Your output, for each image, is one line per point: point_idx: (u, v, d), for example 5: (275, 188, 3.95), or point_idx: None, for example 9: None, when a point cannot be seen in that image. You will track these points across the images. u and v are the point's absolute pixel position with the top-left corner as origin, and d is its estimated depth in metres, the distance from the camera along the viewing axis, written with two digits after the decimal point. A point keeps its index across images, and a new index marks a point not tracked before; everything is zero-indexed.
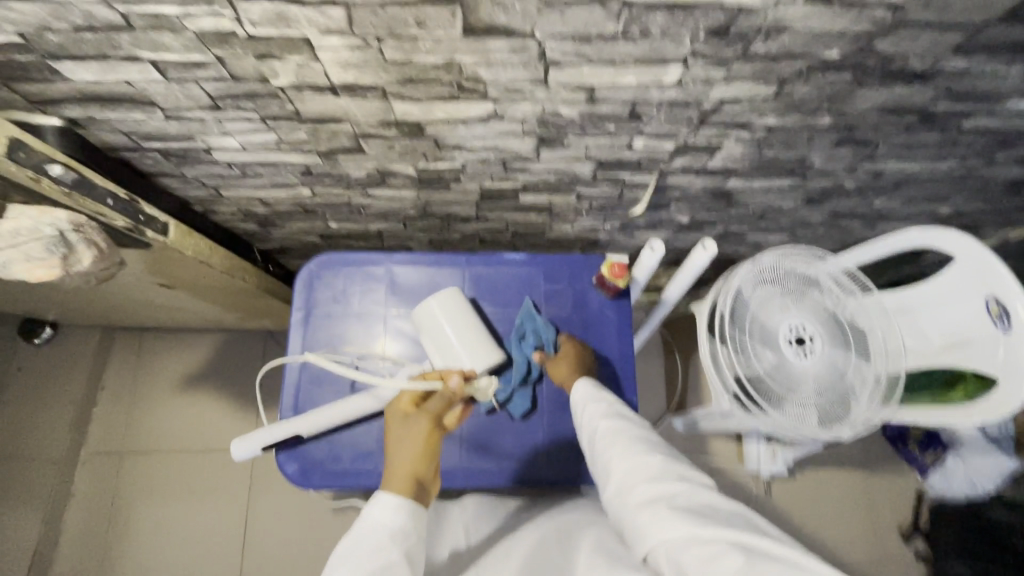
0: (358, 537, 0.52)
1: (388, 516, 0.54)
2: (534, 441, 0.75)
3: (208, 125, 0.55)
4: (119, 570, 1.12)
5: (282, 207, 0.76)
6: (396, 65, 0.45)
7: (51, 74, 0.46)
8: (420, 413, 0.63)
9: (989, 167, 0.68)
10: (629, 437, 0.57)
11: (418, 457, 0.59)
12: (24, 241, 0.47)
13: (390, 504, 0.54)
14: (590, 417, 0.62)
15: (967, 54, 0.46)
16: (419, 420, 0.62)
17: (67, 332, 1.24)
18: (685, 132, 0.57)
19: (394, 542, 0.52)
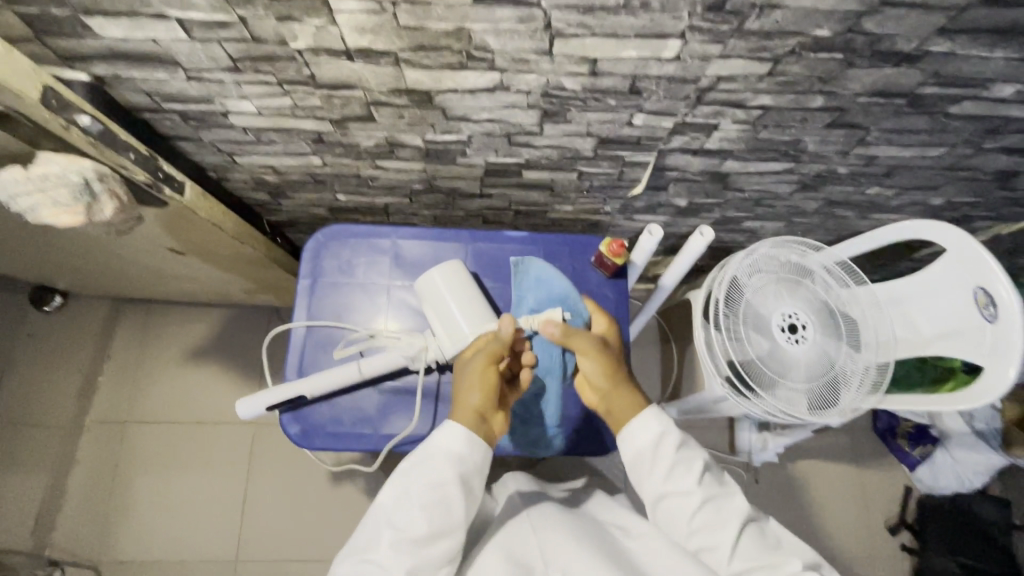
0: (421, 456, 0.60)
1: (449, 443, 0.60)
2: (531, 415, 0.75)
3: (227, 87, 0.57)
4: (122, 533, 1.15)
5: (293, 176, 0.78)
6: (409, 30, 0.48)
7: (83, 30, 0.48)
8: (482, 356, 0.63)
9: (977, 156, 0.71)
10: (710, 509, 0.59)
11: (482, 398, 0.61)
12: (51, 187, 0.50)
13: (450, 431, 0.60)
14: (680, 466, 0.60)
15: (951, 36, 0.48)
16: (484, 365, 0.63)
17: (75, 302, 1.26)
18: (683, 109, 0.59)
19: (450, 466, 0.59)
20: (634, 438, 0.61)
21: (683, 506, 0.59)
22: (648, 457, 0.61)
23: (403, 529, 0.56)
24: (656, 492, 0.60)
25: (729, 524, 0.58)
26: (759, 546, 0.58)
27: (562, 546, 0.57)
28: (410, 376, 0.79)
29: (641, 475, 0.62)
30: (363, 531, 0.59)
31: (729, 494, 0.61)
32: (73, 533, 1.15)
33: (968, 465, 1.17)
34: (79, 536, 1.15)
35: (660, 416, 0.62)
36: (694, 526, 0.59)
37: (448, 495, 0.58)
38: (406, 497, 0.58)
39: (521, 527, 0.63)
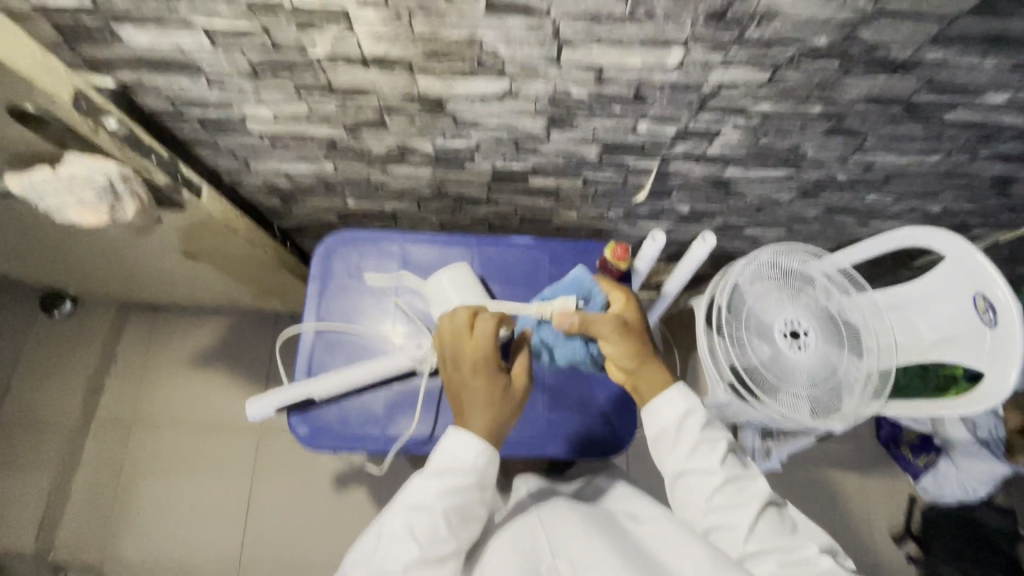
0: (445, 472, 0.58)
1: (475, 459, 0.59)
2: (537, 418, 0.75)
3: (246, 94, 0.59)
4: (126, 538, 1.15)
5: (305, 182, 0.80)
6: (424, 39, 0.50)
7: (112, 37, 0.50)
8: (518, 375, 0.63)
9: (973, 163, 0.72)
10: (730, 488, 0.60)
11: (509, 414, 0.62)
12: (78, 186, 0.53)
13: (478, 447, 0.59)
14: (704, 445, 0.62)
15: (944, 44, 0.50)
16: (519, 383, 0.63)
17: (85, 307, 1.27)
18: (686, 116, 0.61)
19: (475, 485, 0.59)
20: (659, 412, 0.63)
21: (703, 484, 0.60)
22: (671, 432, 0.62)
23: (429, 548, 0.55)
24: (677, 467, 0.62)
25: (748, 505, 0.59)
26: (776, 527, 0.58)
27: (575, 545, 0.57)
28: (417, 379, 0.80)
29: (663, 449, 0.63)
30: (379, 545, 0.56)
31: (751, 476, 0.62)
32: (77, 538, 1.14)
33: (971, 475, 1.15)
34: (83, 541, 1.14)
35: (687, 395, 0.64)
36: (711, 506, 0.60)
37: (470, 514, 0.58)
38: (430, 512, 0.56)
39: (528, 525, 0.62)
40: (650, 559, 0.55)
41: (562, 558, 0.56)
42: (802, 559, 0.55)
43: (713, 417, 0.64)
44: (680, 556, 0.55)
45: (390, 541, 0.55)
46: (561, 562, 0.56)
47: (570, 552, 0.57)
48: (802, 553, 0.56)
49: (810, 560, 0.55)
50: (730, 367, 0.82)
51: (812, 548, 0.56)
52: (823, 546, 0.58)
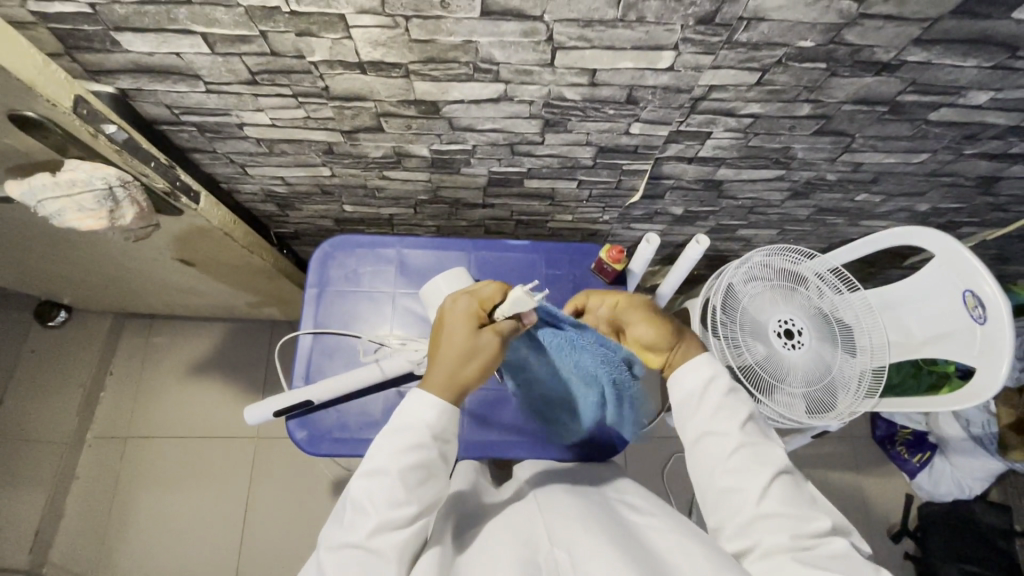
0: (397, 433, 0.56)
1: (428, 415, 0.57)
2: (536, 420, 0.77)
3: (244, 100, 0.60)
4: (120, 549, 1.14)
5: (302, 187, 0.81)
6: (420, 44, 0.51)
7: (111, 45, 0.51)
8: (489, 330, 0.58)
9: (959, 161, 0.74)
10: (747, 454, 0.60)
11: (477, 370, 0.57)
12: (77, 192, 0.55)
13: (428, 403, 0.57)
14: (725, 410, 0.62)
15: (927, 46, 0.52)
16: (486, 337, 0.58)
17: (80, 317, 1.26)
18: (678, 118, 0.62)
19: (431, 441, 0.57)
20: (684, 376, 0.65)
21: (721, 447, 0.61)
22: (695, 396, 0.64)
23: (390, 511, 0.54)
24: (699, 428, 0.63)
25: (762, 471, 0.59)
26: (790, 496, 0.58)
27: (574, 536, 0.56)
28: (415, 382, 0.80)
29: (686, 411, 0.64)
30: (347, 513, 0.55)
31: (770, 445, 0.62)
32: (72, 549, 1.13)
33: (967, 472, 1.16)
34: (78, 552, 1.13)
35: (715, 362, 0.65)
36: (727, 468, 0.60)
37: (430, 471, 0.56)
38: (388, 475, 0.55)
39: (530, 516, 0.62)
40: (636, 545, 0.55)
41: (562, 550, 0.55)
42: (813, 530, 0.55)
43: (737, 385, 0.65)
44: (671, 548, 0.54)
45: (356, 509, 0.55)
46: (561, 552, 0.55)
47: (570, 542, 0.56)
48: (814, 530, 0.56)
49: (819, 538, 0.55)
50: (725, 366, 0.83)
51: (824, 524, 0.56)
52: (834, 525, 0.58)
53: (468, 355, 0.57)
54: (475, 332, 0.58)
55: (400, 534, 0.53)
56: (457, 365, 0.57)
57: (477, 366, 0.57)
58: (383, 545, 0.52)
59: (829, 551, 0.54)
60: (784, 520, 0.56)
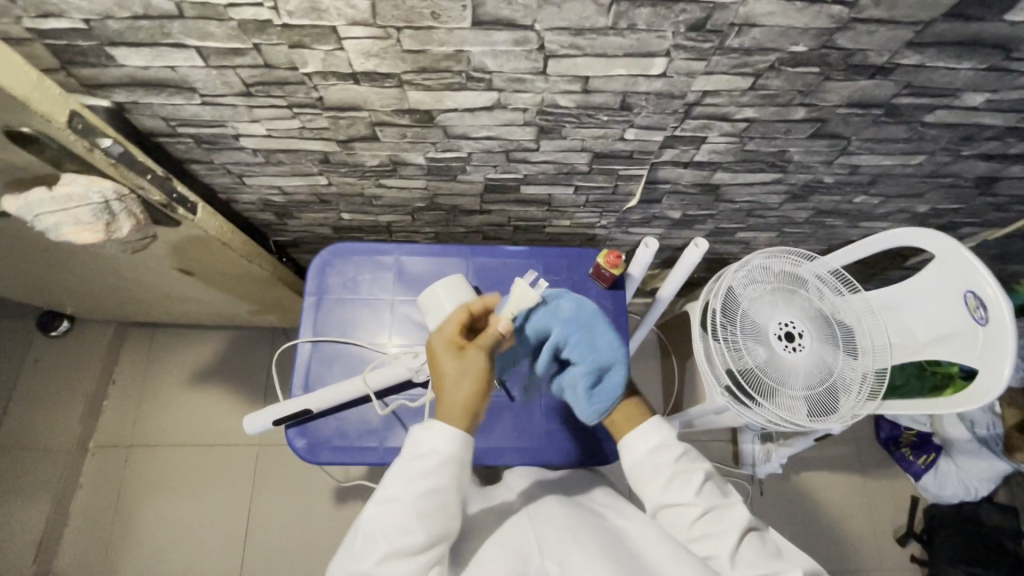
0: (413, 459, 0.57)
1: (445, 445, 0.57)
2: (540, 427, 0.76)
3: (239, 111, 0.60)
4: (122, 558, 1.14)
5: (300, 196, 0.81)
6: (412, 54, 0.51)
7: (106, 60, 0.52)
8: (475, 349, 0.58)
9: (957, 162, 0.74)
10: (712, 520, 0.60)
11: (478, 387, 0.57)
12: (73, 206, 0.55)
13: (447, 434, 0.56)
14: (680, 476, 0.61)
15: (920, 49, 0.52)
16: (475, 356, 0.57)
17: (82, 326, 1.26)
18: (672, 123, 0.62)
19: (447, 469, 0.56)
20: (633, 449, 0.63)
21: (682, 517, 0.60)
22: (646, 468, 0.62)
23: (399, 539, 0.54)
24: (655, 502, 0.62)
25: (726, 534, 0.59)
26: (759, 552, 0.58)
27: (566, 549, 0.56)
28: (415, 389, 0.80)
29: (639, 485, 0.63)
30: (360, 541, 0.56)
31: (729, 503, 0.62)
32: (76, 559, 1.13)
33: (973, 472, 1.15)
34: (82, 562, 1.13)
35: (663, 428, 0.64)
36: (692, 537, 0.60)
37: (442, 500, 0.56)
38: (401, 503, 0.55)
39: (520, 525, 0.63)
40: (638, 566, 0.54)
41: (553, 561, 0.56)
42: None
43: (688, 447, 0.64)
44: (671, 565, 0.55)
45: (367, 537, 0.55)
46: (551, 564, 0.56)
47: (564, 557, 0.56)
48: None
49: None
50: (726, 370, 0.82)
51: (795, 571, 0.56)
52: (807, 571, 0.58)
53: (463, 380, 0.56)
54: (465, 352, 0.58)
55: (407, 564, 0.53)
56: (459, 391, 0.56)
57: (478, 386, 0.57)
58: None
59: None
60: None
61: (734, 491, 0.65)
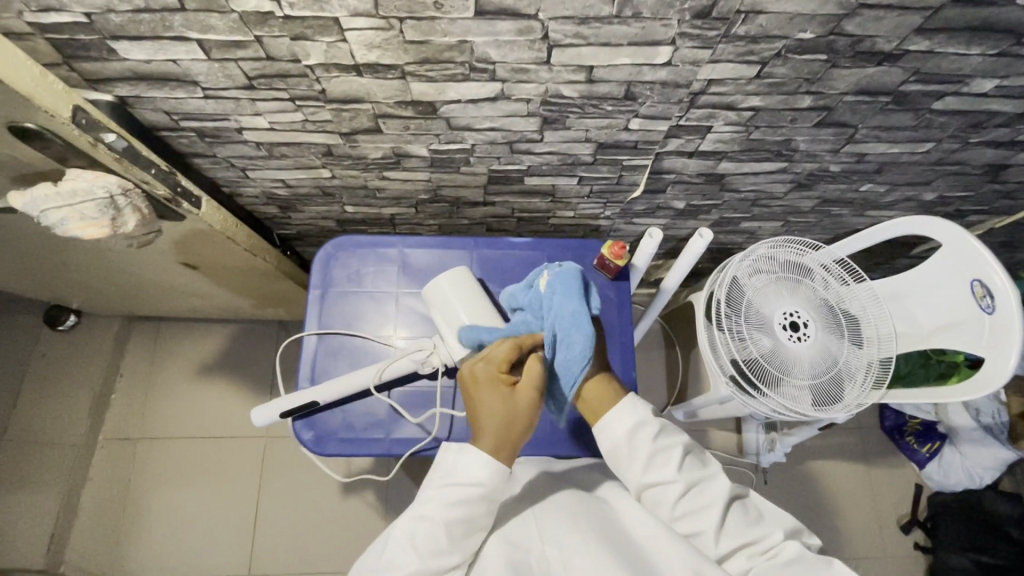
0: (452, 486, 0.58)
1: (482, 473, 0.59)
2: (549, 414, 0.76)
3: (242, 104, 0.60)
4: (134, 548, 1.16)
5: (303, 189, 0.81)
6: (415, 45, 0.51)
7: (108, 53, 0.51)
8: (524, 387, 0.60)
9: (965, 149, 0.73)
10: (694, 494, 0.60)
11: (524, 426, 0.60)
12: (79, 201, 0.55)
13: (491, 470, 0.59)
14: (660, 454, 0.61)
15: (929, 35, 0.51)
16: (525, 395, 0.60)
17: (89, 321, 1.27)
18: (677, 112, 0.62)
19: (485, 500, 0.58)
20: (612, 428, 0.62)
21: (665, 495, 0.60)
22: (626, 447, 0.62)
23: (433, 560, 0.55)
24: (637, 483, 0.61)
25: (710, 508, 0.59)
26: (743, 522, 0.59)
27: (565, 535, 0.57)
28: (421, 381, 0.80)
29: (621, 466, 0.62)
30: (383, 553, 0.56)
31: (711, 476, 0.62)
32: (88, 549, 1.15)
33: (977, 460, 1.15)
34: (94, 552, 1.15)
35: (637, 407, 0.63)
36: (677, 515, 0.59)
37: (475, 525, 0.58)
38: (436, 525, 0.56)
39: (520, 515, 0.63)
40: (640, 554, 0.56)
41: (553, 547, 0.57)
42: (770, 548, 0.57)
43: (665, 423, 0.64)
44: (665, 548, 0.56)
45: (393, 550, 0.56)
46: (551, 551, 0.57)
47: (559, 542, 0.57)
48: (770, 543, 0.57)
49: (777, 550, 0.57)
50: (731, 360, 0.82)
51: (778, 536, 0.58)
52: (788, 531, 0.60)
53: (513, 418, 0.60)
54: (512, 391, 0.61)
55: None
56: (507, 426, 0.59)
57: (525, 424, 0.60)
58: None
59: (788, 556, 0.56)
60: (744, 549, 0.57)
61: (713, 461, 0.65)
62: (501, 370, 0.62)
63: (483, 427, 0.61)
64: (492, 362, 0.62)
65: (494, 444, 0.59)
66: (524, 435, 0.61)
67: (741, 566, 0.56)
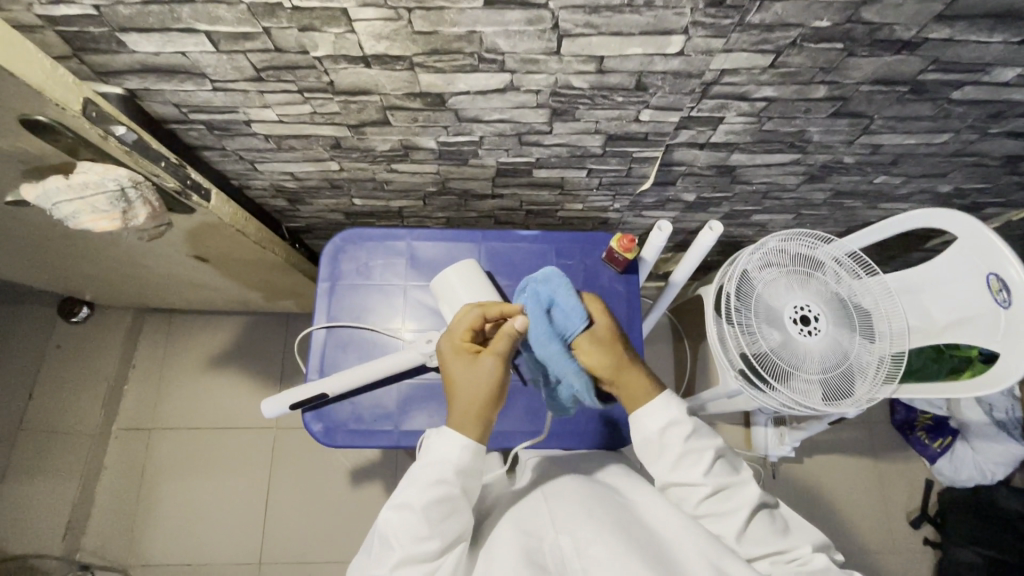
0: (424, 468, 0.57)
1: (455, 453, 0.57)
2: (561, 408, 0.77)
3: (251, 97, 0.60)
4: (147, 536, 1.18)
5: (312, 182, 0.81)
6: (423, 36, 0.50)
7: (117, 46, 0.51)
8: (487, 355, 0.60)
9: (983, 141, 0.71)
10: (722, 498, 0.60)
11: (493, 393, 0.59)
12: (90, 194, 0.56)
13: (458, 443, 0.58)
14: (689, 455, 0.61)
15: (949, 22, 0.50)
16: (487, 364, 0.60)
17: (101, 313, 1.28)
18: (689, 103, 0.61)
19: (455, 477, 0.57)
20: (643, 423, 0.62)
21: (690, 494, 0.60)
22: (655, 444, 0.62)
23: (414, 546, 0.54)
24: (664, 478, 0.62)
25: (736, 512, 0.58)
26: (770, 530, 0.58)
27: (577, 525, 0.55)
28: (428, 374, 0.80)
29: (650, 459, 0.63)
30: (377, 545, 0.56)
31: (741, 483, 0.61)
32: (102, 537, 1.17)
33: (989, 455, 1.14)
34: (109, 540, 1.17)
35: (672, 405, 0.63)
36: (701, 513, 0.60)
37: (453, 506, 0.56)
38: (413, 511, 0.55)
39: (533, 503, 0.62)
40: (652, 539, 0.54)
41: (564, 535, 0.55)
42: (795, 557, 0.56)
43: (699, 425, 0.63)
44: (682, 539, 0.54)
45: (383, 542, 0.56)
46: (564, 540, 0.54)
47: (573, 528, 0.55)
48: (798, 553, 0.57)
49: (804, 560, 0.56)
50: (740, 354, 0.82)
51: (806, 548, 0.57)
52: (817, 545, 0.59)
53: (478, 386, 0.59)
54: (477, 360, 0.61)
55: (422, 568, 0.53)
56: (471, 397, 0.59)
57: (489, 392, 0.59)
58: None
59: (813, 566, 0.55)
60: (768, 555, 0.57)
61: (745, 466, 0.64)
62: (465, 341, 0.63)
63: (454, 401, 0.60)
64: (455, 335, 0.63)
65: (465, 416, 0.59)
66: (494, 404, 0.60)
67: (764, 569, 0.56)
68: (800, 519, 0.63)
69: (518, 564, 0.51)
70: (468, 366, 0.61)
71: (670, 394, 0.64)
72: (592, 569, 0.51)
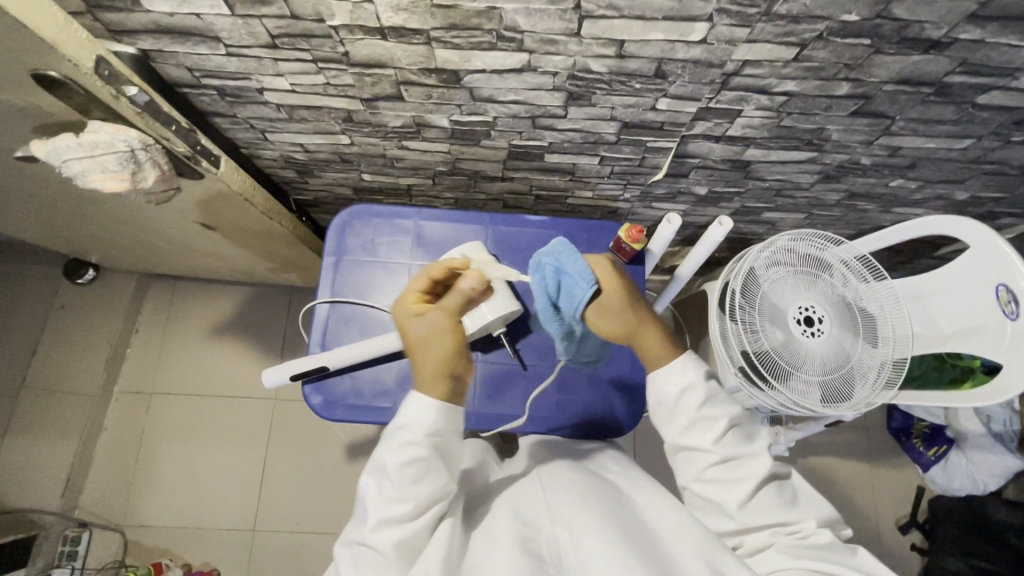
0: (396, 430, 0.58)
1: (426, 415, 0.57)
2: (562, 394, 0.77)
3: (264, 64, 0.59)
4: (144, 498, 1.20)
5: (321, 155, 0.81)
6: (442, 9, 0.49)
7: (132, 4, 0.51)
8: (436, 309, 0.61)
9: (1005, 149, 0.70)
10: (730, 471, 0.60)
11: (453, 349, 0.60)
12: (101, 153, 0.56)
13: (426, 403, 0.58)
14: (700, 422, 0.62)
15: (982, 23, 0.49)
16: (436, 317, 0.61)
17: (106, 275, 1.28)
18: (707, 94, 0.60)
19: (425, 439, 0.57)
20: (660, 385, 0.63)
21: (697, 459, 0.62)
22: (669, 406, 0.63)
23: (389, 508, 0.55)
24: (674, 441, 0.63)
25: (743, 482, 0.59)
26: (777, 501, 0.59)
27: (572, 515, 0.56)
28: None
29: (661, 421, 0.64)
30: (358, 507, 0.58)
31: (752, 453, 0.61)
32: (102, 495, 1.19)
33: (983, 468, 1.14)
34: (108, 499, 1.19)
35: (689, 369, 0.63)
36: (703, 478, 0.61)
37: (426, 468, 0.56)
38: (388, 475, 0.56)
39: (529, 492, 0.62)
40: (642, 532, 0.54)
41: (561, 528, 0.55)
42: (796, 531, 0.57)
43: (716, 392, 0.63)
44: (674, 535, 0.54)
45: (362, 505, 0.57)
46: (560, 533, 0.55)
47: (568, 520, 0.56)
48: (800, 526, 0.57)
49: (807, 533, 0.56)
50: (741, 351, 0.82)
51: (811, 523, 0.57)
52: (822, 520, 0.59)
53: (431, 341, 0.60)
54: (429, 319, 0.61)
55: (399, 531, 0.54)
56: (430, 354, 0.59)
57: (443, 345, 0.59)
58: (381, 543, 0.54)
59: (818, 541, 0.55)
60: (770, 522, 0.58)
61: (761, 436, 0.64)
62: (417, 303, 0.64)
63: (417, 366, 0.60)
64: (406, 300, 0.64)
65: (427, 375, 0.59)
66: (457, 361, 0.60)
67: (763, 540, 0.57)
68: (811, 491, 0.63)
69: (514, 551, 0.51)
70: (421, 322, 0.62)
71: (688, 356, 0.65)
72: (587, 561, 0.51)
